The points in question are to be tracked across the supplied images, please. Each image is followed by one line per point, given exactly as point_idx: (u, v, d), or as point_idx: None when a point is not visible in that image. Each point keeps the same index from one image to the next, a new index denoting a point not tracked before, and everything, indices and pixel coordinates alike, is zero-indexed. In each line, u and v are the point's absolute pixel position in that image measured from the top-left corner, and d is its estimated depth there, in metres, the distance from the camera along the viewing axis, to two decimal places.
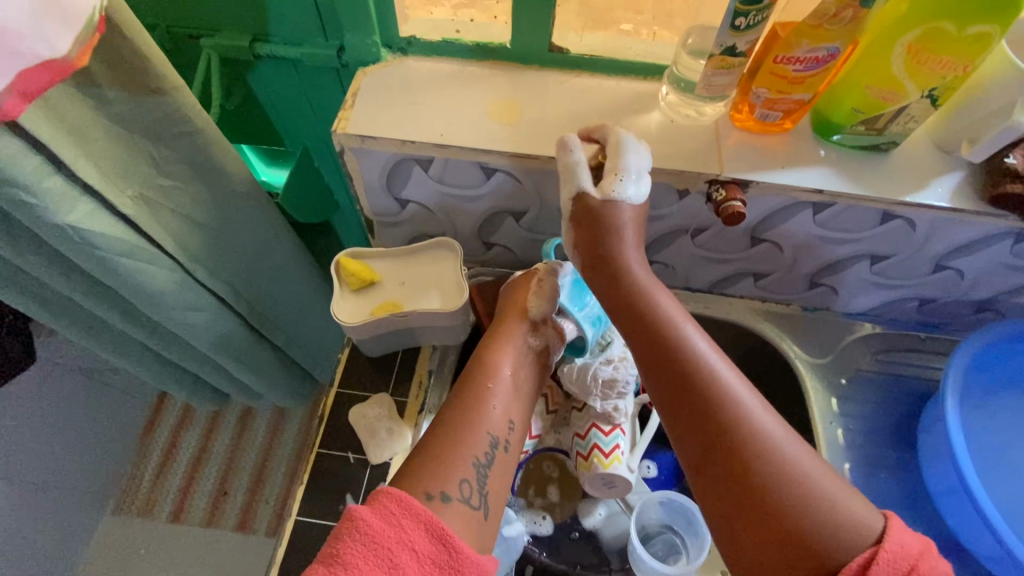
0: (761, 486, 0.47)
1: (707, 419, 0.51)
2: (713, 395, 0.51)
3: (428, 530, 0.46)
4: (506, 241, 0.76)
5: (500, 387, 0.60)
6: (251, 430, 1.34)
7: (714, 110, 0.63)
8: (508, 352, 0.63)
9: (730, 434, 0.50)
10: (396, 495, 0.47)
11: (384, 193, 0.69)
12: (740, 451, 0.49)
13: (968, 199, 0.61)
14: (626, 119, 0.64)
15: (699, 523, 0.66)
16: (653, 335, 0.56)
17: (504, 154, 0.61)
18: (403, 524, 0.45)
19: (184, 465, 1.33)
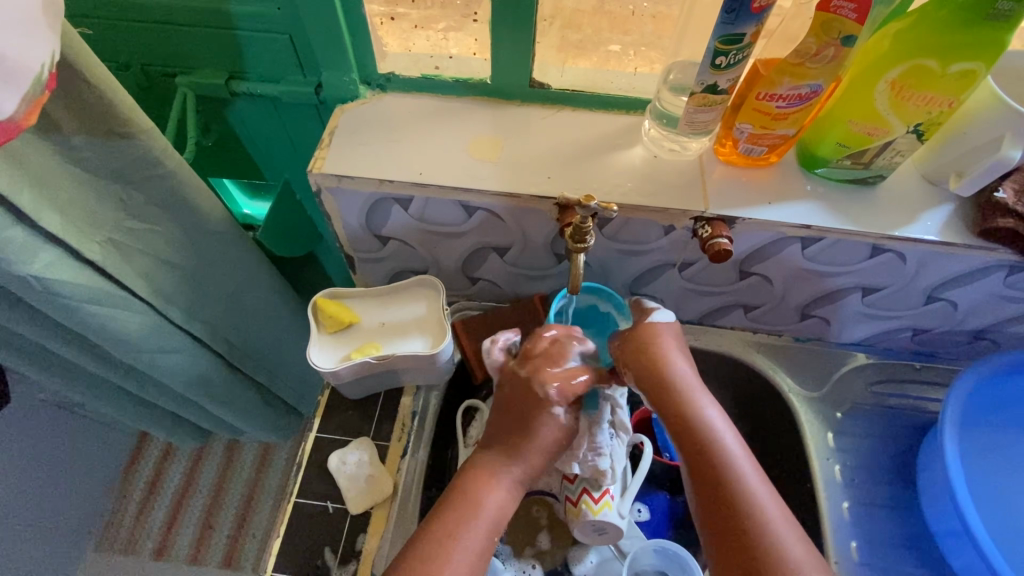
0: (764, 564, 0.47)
1: (746, 544, 0.48)
2: (756, 520, 0.49)
3: None
4: (490, 276, 0.74)
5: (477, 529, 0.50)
6: (237, 464, 1.31)
7: (698, 144, 0.63)
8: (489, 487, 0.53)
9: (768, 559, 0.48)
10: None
11: (364, 231, 0.68)
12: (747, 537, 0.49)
13: (959, 232, 0.59)
14: (609, 154, 0.63)
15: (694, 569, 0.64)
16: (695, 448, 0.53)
17: (485, 192, 0.60)
18: None
19: (167, 502, 1.29)
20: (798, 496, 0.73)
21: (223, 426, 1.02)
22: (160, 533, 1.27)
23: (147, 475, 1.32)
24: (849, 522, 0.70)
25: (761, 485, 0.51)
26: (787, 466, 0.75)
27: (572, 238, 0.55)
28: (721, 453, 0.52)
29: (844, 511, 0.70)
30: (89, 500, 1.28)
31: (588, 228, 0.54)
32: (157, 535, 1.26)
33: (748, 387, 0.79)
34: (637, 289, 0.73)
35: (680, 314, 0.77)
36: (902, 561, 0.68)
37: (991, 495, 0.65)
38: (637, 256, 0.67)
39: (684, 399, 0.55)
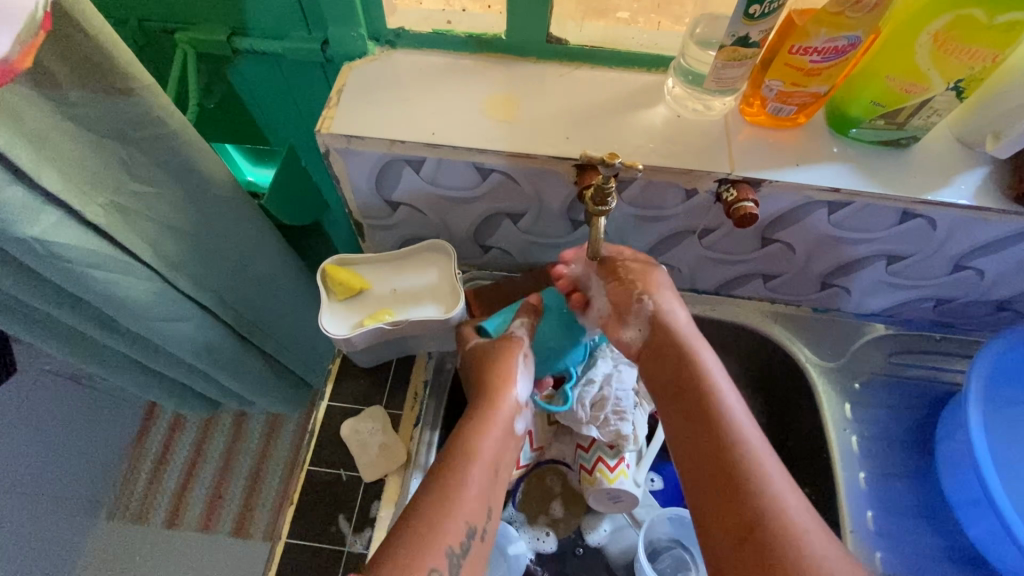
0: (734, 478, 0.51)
1: (733, 477, 0.51)
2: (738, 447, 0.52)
3: None
4: (503, 243, 0.72)
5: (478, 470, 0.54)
6: (246, 434, 1.31)
7: (723, 104, 0.60)
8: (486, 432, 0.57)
9: (754, 493, 0.50)
10: None
11: (374, 195, 0.66)
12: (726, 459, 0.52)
13: (993, 197, 0.57)
14: (630, 114, 0.60)
15: None
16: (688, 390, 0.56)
17: (500, 153, 0.57)
18: None
19: (178, 473, 1.30)
20: (813, 466, 0.72)
21: (232, 397, 1.01)
22: (171, 502, 1.28)
23: (156, 446, 1.32)
24: (865, 493, 0.69)
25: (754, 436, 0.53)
26: (802, 437, 0.75)
27: (594, 201, 0.53)
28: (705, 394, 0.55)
29: (860, 481, 0.70)
30: (100, 471, 1.29)
31: (610, 190, 0.52)
32: (168, 504, 1.28)
33: (764, 357, 0.78)
34: (654, 256, 0.71)
35: (697, 284, 0.75)
36: (917, 530, 0.68)
37: (1012, 464, 0.65)
38: (656, 223, 0.65)
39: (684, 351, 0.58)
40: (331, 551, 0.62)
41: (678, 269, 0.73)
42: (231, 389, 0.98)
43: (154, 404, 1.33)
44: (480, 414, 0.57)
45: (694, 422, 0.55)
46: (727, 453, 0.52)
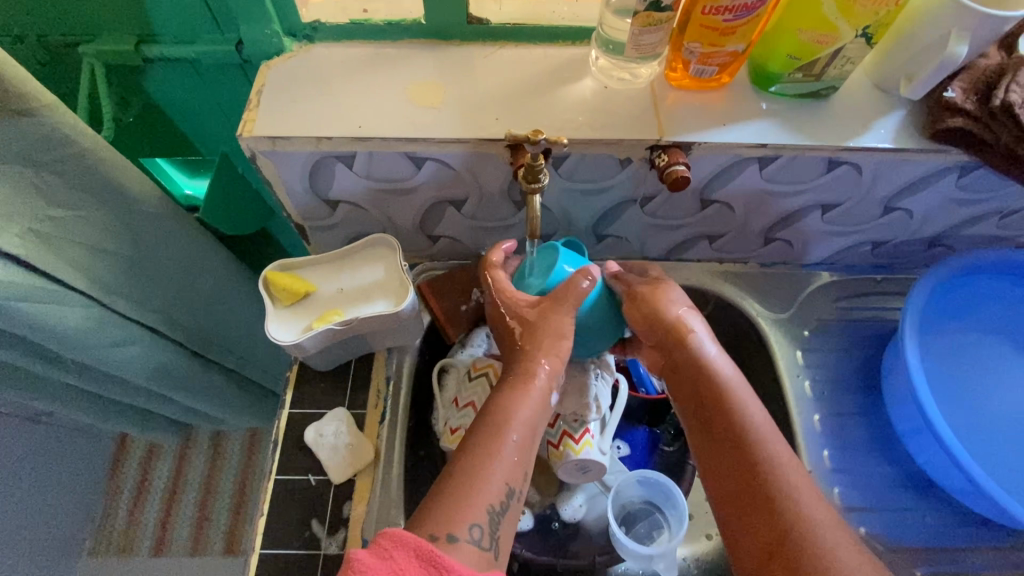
0: (752, 475, 0.55)
1: (753, 479, 0.55)
2: (755, 449, 0.56)
3: (419, 557, 0.41)
4: (451, 231, 0.71)
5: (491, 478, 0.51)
6: (226, 452, 1.29)
7: (649, 70, 0.61)
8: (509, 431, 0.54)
9: (766, 487, 0.54)
10: (389, 530, 0.43)
11: (310, 195, 0.64)
12: (745, 459, 0.56)
13: (911, 137, 0.59)
14: (557, 90, 0.60)
15: (677, 496, 0.67)
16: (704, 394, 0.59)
17: (431, 140, 0.57)
18: (394, 556, 0.41)
19: (161, 501, 1.27)
20: (772, 415, 0.75)
21: (197, 417, 1.00)
22: (156, 529, 1.26)
23: (134, 473, 1.30)
24: (822, 435, 0.72)
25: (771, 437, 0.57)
26: (759, 389, 0.77)
27: (526, 179, 0.53)
28: (729, 399, 0.58)
29: (815, 423, 0.72)
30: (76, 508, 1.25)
31: (540, 167, 0.53)
32: (153, 532, 1.25)
33: (719, 317, 0.79)
34: (602, 229, 0.71)
35: (647, 251, 0.76)
36: (871, 463, 0.71)
37: (954, 393, 0.68)
38: (597, 195, 0.65)
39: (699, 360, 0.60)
40: (307, 557, 0.62)
41: (625, 238, 0.73)
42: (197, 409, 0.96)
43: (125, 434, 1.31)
44: (496, 404, 0.56)
45: (714, 427, 0.58)
46: (752, 469, 0.55)
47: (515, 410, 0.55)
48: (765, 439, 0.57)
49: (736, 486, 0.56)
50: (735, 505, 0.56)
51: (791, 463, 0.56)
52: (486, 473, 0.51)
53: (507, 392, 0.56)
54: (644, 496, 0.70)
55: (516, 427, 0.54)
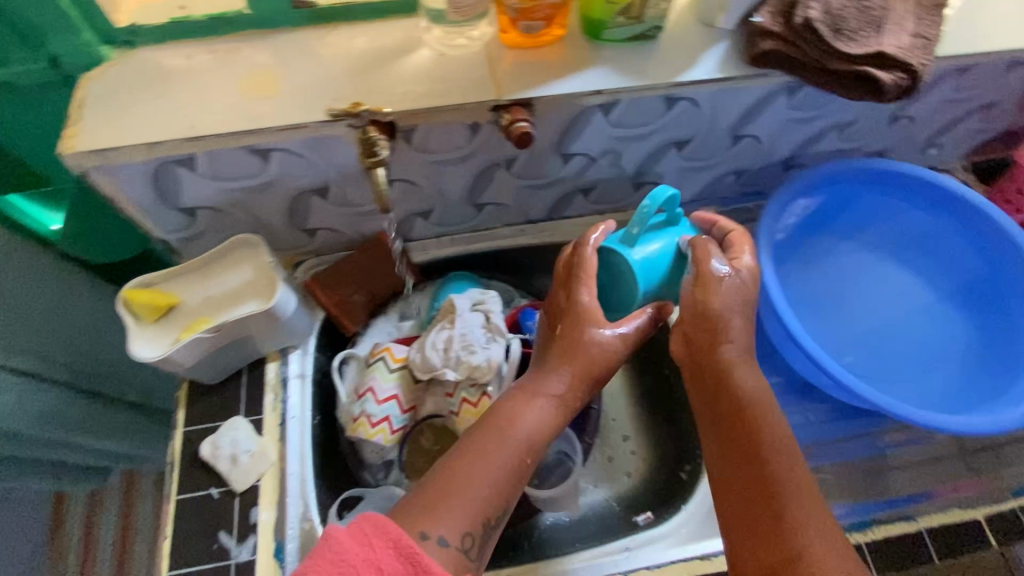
0: (758, 455, 0.54)
1: (760, 460, 0.53)
2: (758, 423, 0.55)
3: (396, 548, 0.44)
4: (325, 223, 0.71)
5: (463, 503, 0.51)
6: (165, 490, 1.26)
7: (481, 32, 0.62)
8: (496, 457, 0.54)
9: (781, 466, 0.53)
10: (373, 517, 0.45)
11: (162, 207, 0.62)
12: (753, 434, 0.55)
13: (736, 66, 0.63)
14: (394, 63, 0.60)
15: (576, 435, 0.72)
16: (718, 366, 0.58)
17: (268, 129, 0.56)
18: (373, 543, 0.44)
19: (110, 549, 1.28)
20: None
21: (106, 458, 1.03)
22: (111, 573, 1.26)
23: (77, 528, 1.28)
24: None
25: (773, 415, 0.56)
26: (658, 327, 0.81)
27: (365, 154, 0.56)
28: (733, 373, 0.58)
29: None
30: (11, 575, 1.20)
31: (376, 140, 0.56)
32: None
33: None
34: (476, 198, 0.72)
35: (529, 213, 0.78)
36: None
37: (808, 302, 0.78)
38: (458, 164, 0.66)
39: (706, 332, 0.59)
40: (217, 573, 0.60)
41: (502, 205, 0.75)
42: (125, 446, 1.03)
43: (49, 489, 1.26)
44: (500, 416, 0.57)
45: (719, 400, 0.57)
46: (757, 448, 0.54)
47: (521, 416, 0.57)
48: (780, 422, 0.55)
49: (733, 470, 0.54)
50: (745, 521, 0.52)
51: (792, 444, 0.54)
52: (473, 484, 0.52)
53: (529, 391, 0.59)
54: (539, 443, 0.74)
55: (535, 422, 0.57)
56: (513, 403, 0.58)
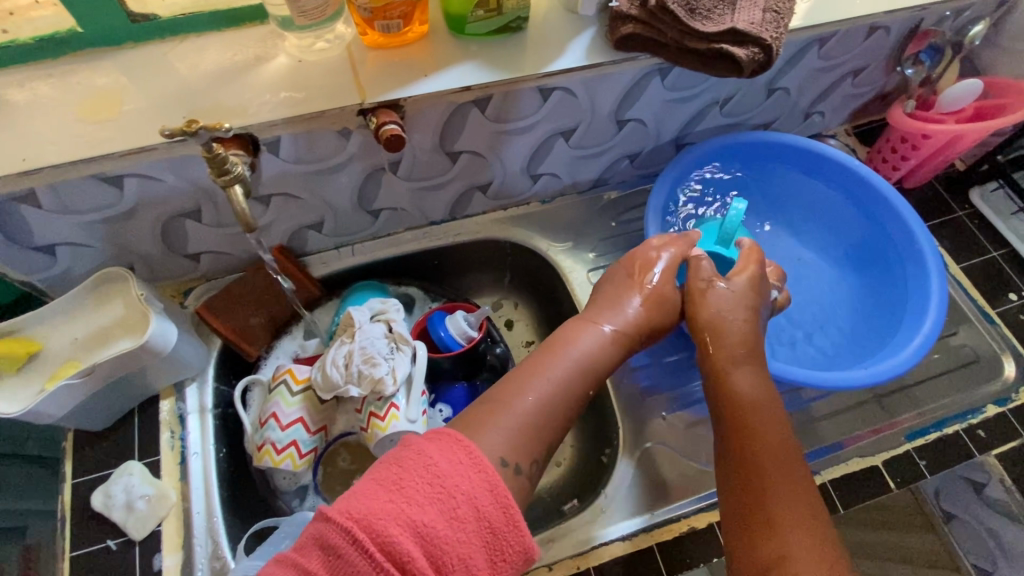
0: (761, 497, 0.45)
1: (764, 481, 0.46)
2: (773, 483, 0.46)
3: (493, 492, 0.37)
4: (478, 227, 0.75)
5: (503, 408, 0.44)
6: None
7: (667, 76, 0.63)
8: (589, 334, 0.51)
9: (781, 511, 0.44)
10: (466, 443, 0.38)
11: (357, 210, 0.67)
12: (755, 464, 0.47)
13: None
14: (585, 99, 0.62)
15: None
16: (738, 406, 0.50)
17: (465, 132, 0.61)
18: (469, 476, 0.37)
19: None
20: None
21: None
22: None
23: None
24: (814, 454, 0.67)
25: (790, 460, 0.47)
26: None
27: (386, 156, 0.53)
28: (763, 426, 0.49)
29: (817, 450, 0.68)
30: None
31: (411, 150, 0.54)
32: None
33: None
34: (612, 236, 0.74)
35: None
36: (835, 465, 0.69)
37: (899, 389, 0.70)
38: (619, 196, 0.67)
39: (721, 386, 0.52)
40: None
41: (628, 248, 0.76)
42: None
43: None
44: (565, 335, 0.51)
45: (756, 433, 0.48)
46: (768, 487, 0.45)
47: (525, 384, 0.46)
48: (800, 471, 0.47)
49: (742, 456, 0.48)
50: (743, 549, 0.44)
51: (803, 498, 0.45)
52: (507, 407, 0.44)
53: (557, 345, 0.50)
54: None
55: (557, 362, 0.48)
56: (531, 358, 0.49)
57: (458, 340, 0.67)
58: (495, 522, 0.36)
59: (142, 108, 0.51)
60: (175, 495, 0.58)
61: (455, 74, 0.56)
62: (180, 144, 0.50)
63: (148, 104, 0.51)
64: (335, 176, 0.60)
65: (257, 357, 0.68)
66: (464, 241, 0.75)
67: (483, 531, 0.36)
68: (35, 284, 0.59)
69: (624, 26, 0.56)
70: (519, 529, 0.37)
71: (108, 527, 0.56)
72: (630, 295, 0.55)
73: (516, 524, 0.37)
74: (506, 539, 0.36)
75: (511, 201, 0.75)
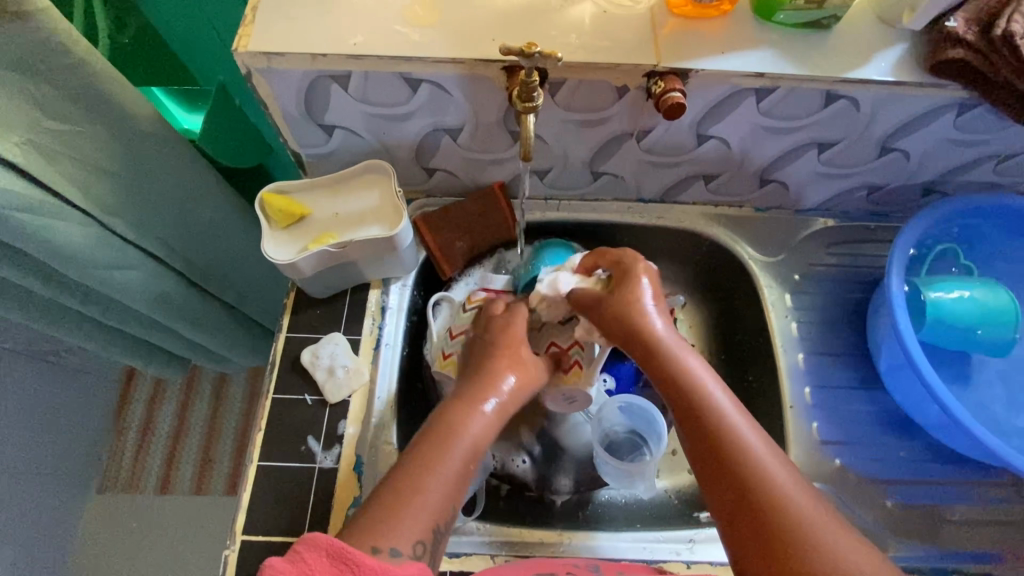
0: (747, 493, 0.46)
1: (741, 474, 0.46)
2: (747, 470, 0.46)
3: (326, 553, 0.39)
4: (683, 215, 0.74)
5: (440, 474, 0.48)
6: (259, 388, 1.36)
7: (966, 113, 0.58)
8: (476, 416, 0.52)
9: (765, 500, 0.45)
10: (306, 535, 0.40)
11: (584, 167, 0.68)
12: (730, 460, 0.47)
13: None
14: (865, 116, 0.59)
15: (659, 429, 0.65)
16: (691, 405, 0.50)
17: (729, 118, 0.59)
18: (305, 559, 0.39)
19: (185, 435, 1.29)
20: None
21: (222, 340, 0.91)
22: (166, 459, 1.33)
23: (140, 414, 1.36)
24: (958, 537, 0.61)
25: (751, 437, 0.48)
26: None
27: (519, 97, 0.50)
28: (712, 411, 0.50)
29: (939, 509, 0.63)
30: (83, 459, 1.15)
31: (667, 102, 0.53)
32: (163, 463, 1.33)
33: None
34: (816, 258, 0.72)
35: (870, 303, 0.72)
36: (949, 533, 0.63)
37: None
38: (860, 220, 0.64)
39: (664, 363, 0.52)
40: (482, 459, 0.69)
41: (832, 281, 0.72)
42: (199, 345, 0.94)
43: (197, 371, 1.35)
44: (467, 398, 0.54)
45: (700, 425, 0.49)
46: (748, 483, 0.46)
47: (466, 428, 0.51)
48: (751, 445, 0.48)
49: (710, 454, 0.48)
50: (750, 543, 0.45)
51: (786, 477, 0.46)
52: (447, 457, 0.49)
53: (463, 401, 0.54)
54: (627, 424, 0.67)
55: (480, 426, 0.52)
56: (453, 411, 0.52)
57: None
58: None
59: (456, 21, 0.54)
60: (366, 375, 0.63)
61: (753, 58, 0.54)
62: (483, 64, 0.53)
63: (463, 19, 0.55)
64: (588, 130, 0.61)
65: (450, 277, 0.72)
66: (664, 225, 0.74)
67: None
68: (302, 155, 0.65)
69: (954, 50, 0.52)
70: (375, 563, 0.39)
71: (308, 383, 0.63)
72: (508, 371, 0.57)
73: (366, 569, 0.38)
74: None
75: (725, 199, 0.73)
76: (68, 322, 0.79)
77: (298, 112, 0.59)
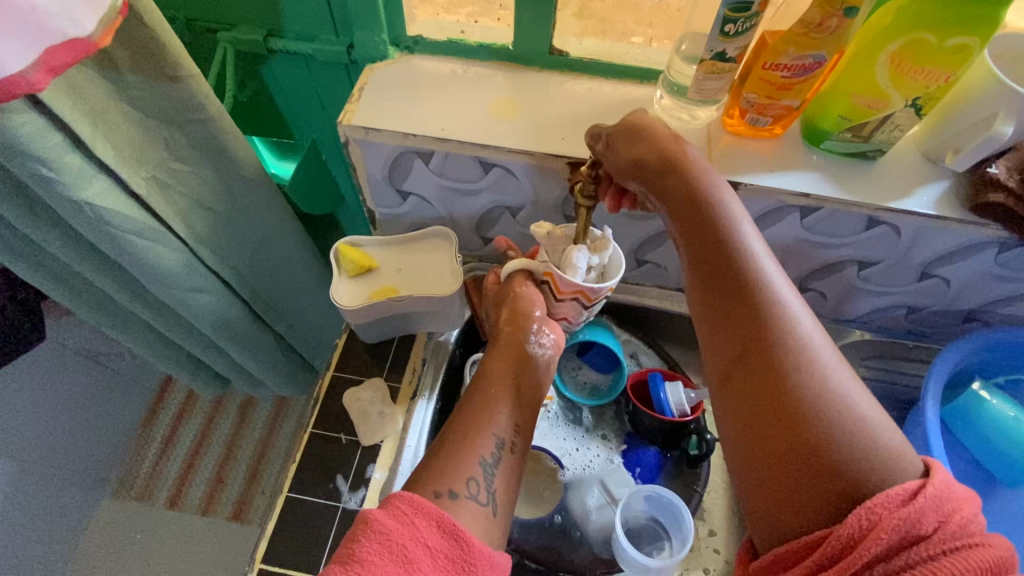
0: (803, 421, 0.42)
1: (792, 390, 0.43)
2: (804, 382, 0.43)
3: (439, 526, 0.43)
4: None
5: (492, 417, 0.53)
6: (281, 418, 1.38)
7: (1006, 251, 0.60)
8: (511, 362, 0.57)
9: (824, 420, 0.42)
10: (408, 496, 0.44)
11: (629, 254, 0.73)
12: (778, 368, 0.44)
13: None
14: (905, 242, 0.62)
15: (682, 519, 0.64)
16: (739, 300, 0.47)
17: (772, 228, 0.63)
18: (415, 523, 0.42)
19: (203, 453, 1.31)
20: None
21: (265, 368, 0.96)
22: (179, 477, 1.34)
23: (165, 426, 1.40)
24: None
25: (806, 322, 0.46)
26: None
27: (581, 192, 0.57)
28: (756, 285, 0.48)
29: None
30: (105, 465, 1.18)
31: None
32: (174, 481, 1.34)
33: None
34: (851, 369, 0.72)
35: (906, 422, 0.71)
36: None
37: None
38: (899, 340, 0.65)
39: (708, 223, 0.51)
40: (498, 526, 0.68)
41: None
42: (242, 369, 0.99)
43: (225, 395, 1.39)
44: (499, 349, 0.59)
45: (747, 316, 0.47)
46: (805, 426, 0.42)
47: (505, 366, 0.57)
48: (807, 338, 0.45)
49: (754, 375, 0.45)
50: (793, 496, 0.41)
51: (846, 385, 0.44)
52: (491, 403, 0.54)
53: (503, 343, 0.59)
54: (648, 513, 0.67)
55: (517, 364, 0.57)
56: (494, 353, 0.58)
57: (672, 408, 0.68)
58: (451, 551, 0.42)
59: (530, 118, 0.62)
60: (400, 424, 0.66)
61: (798, 177, 0.59)
62: (550, 158, 0.59)
63: (538, 117, 0.62)
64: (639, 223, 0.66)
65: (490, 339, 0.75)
66: None
67: (445, 559, 0.42)
68: (376, 213, 0.72)
69: (993, 195, 0.55)
70: (484, 545, 0.44)
71: (345, 423, 0.66)
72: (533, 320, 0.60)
73: (475, 552, 0.43)
74: (474, 561, 0.43)
75: None
76: (136, 331, 0.85)
77: (380, 179, 0.66)
